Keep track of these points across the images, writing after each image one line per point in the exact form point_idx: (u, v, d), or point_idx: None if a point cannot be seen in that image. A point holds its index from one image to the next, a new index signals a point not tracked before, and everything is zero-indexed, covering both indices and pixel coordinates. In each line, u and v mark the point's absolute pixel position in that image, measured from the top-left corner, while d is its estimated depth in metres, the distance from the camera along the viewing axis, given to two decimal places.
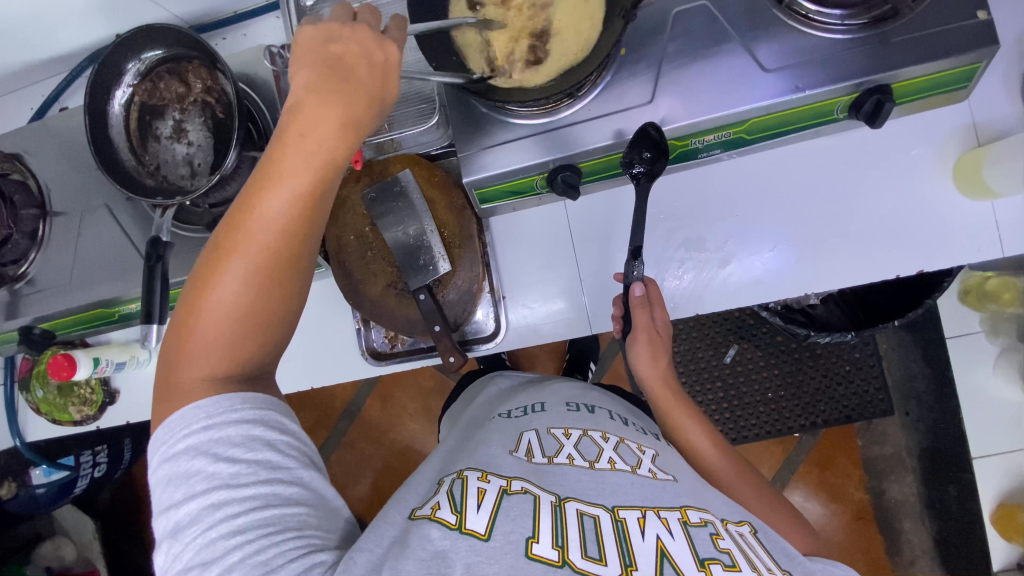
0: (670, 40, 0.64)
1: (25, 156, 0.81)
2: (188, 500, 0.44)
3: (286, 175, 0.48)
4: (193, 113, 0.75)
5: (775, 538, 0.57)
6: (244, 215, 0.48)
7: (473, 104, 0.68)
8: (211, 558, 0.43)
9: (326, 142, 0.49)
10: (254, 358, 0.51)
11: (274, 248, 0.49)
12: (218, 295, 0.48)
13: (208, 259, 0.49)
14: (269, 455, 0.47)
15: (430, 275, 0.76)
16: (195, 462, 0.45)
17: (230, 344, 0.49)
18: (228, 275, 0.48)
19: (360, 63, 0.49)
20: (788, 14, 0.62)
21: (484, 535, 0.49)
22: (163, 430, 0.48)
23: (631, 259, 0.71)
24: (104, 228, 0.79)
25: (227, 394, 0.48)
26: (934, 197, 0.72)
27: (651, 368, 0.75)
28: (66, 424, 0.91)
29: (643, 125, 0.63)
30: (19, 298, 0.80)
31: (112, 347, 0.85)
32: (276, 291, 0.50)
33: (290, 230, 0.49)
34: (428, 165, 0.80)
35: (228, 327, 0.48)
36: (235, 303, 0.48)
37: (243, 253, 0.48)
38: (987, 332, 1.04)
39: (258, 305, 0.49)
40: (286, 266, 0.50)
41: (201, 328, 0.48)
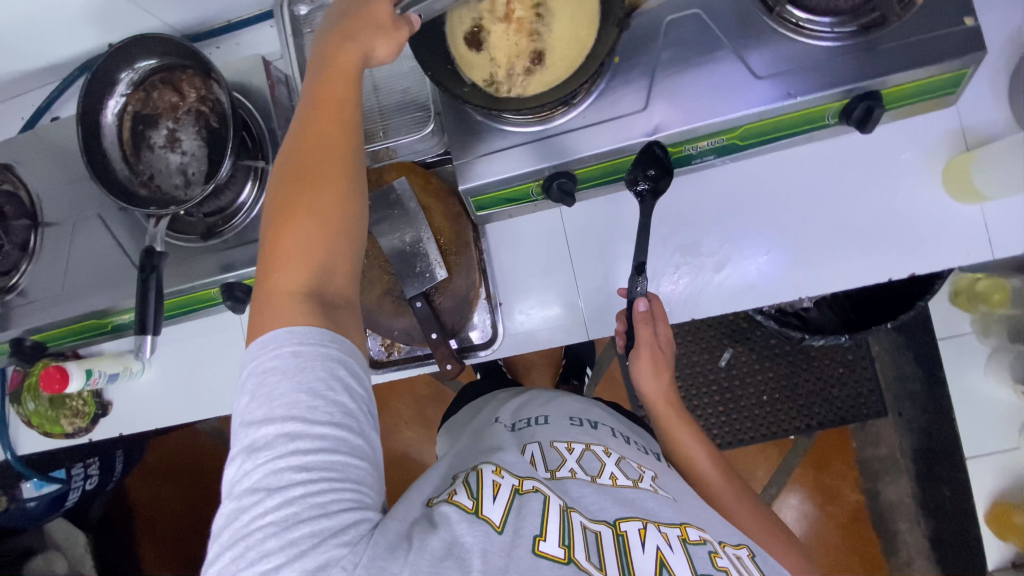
0: (662, 48, 0.65)
1: (16, 166, 0.80)
2: (267, 423, 0.45)
3: (321, 103, 0.55)
4: (187, 122, 0.74)
5: (772, 564, 0.57)
6: (295, 140, 0.54)
7: (469, 113, 0.69)
8: (278, 486, 0.44)
9: (345, 61, 0.56)
10: (334, 273, 0.52)
11: (331, 162, 0.53)
12: (293, 213, 0.51)
13: (276, 195, 0.53)
14: (347, 400, 0.47)
15: (426, 282, 0.76)
16: (282, 384, 0.46)
17: (311, 255, 0.51)
18: (296, 196, 0.52)
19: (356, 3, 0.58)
20: (778, 23, 0.63)
21: (498, 527, 0.49)
22: (252, 348, 0.49)
23: (636, 275, 0.72)
24: (96, 238, 0.78)
25: (316, 326, 0.48)
26: (925, 200, 0.73)
27: (653, 383, 0.77)
28: (58, 437, 0.90)
29: (648, 142, 0.65)
30: (11, 309, 0.79)
31: (105, 359, 0.85)
32: (342, 198, 0.53)
33: (335, 140, 0.54)
34: (423, 172, 0.80)
35: (301, 234, 0.51)
36: (310, 216, 0.51)
37: (302, 168, 0.53)
38: (977, 333, 1.05)
39: (330, 214, 0.52)
40: (339, 169, 0.53)
41: (284, 248, 0.51)
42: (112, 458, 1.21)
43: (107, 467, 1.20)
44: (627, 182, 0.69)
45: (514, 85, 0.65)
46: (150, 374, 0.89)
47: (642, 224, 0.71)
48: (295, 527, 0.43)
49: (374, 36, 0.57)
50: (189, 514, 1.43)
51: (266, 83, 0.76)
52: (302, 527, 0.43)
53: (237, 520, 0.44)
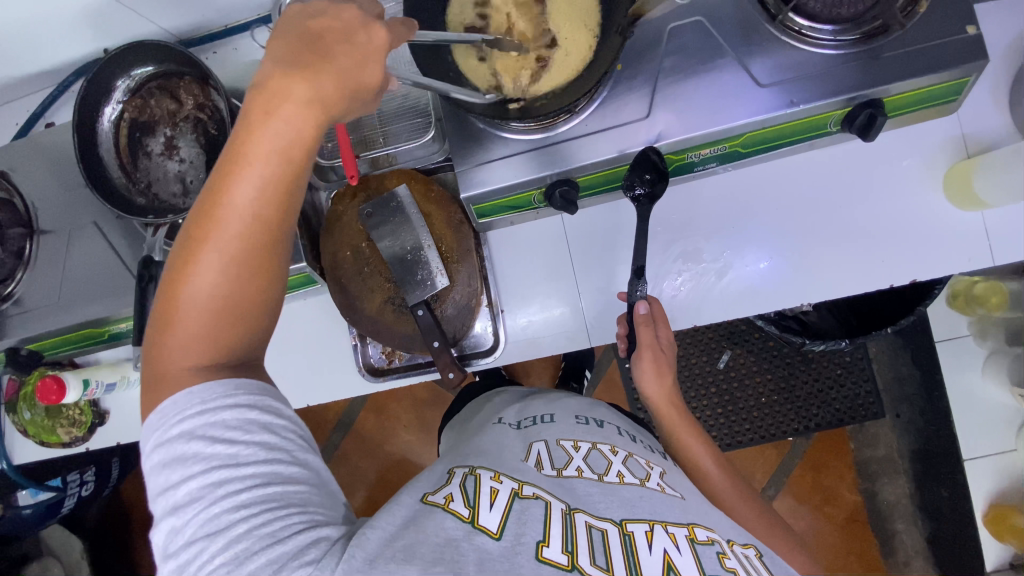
0: (665, 55, 0.65)
1: (10, 173, 0.79)
2: (186, 481, 0.44)
3: (261, 160, 0.45)
4: (185, 130, 0.73)
5: (780, 562, 0.57)
6: (216, 202, 0.46)
7: (470, 120, 0.68)
8: (218, 530, 0.43)
9: (295, 129, 0.45)
10: (241, 346, 0.50)
11: (251, 235, 0.47)
12: (195, 279, 0.46)
13: (183, 244, 0.47)
14: (267, 437, 0.47)
15: (427, 290, 0.76)
16: (192, 445, 0.45)
17: (215, 335, 0.48)
18: (206, 261, 0.46)
19: (336, 47, 0.45)
20: (781, 30, 0.63)
21: (496, 534, 0.49)
22: (155, 415, 0.47)
23: (636, 278, 0.73)
24: (92, 246, 0.77)
25: (221, 380, 0.47)
26: (927, 207, 0.73)
27: (656, 385, 0.76)
28: (55, 446, 0.88)
29: (644, 149, 0.65)
30: (6, 318, 0.78)
31: (103, 368, 0.85)
32: (255, 276, 0.48)
33: (263, 217, 0.47)
34: (425, 179, 0.80)
35: (207, 313, 0.47)
36: (214, 287, 0.47)
37: (219, 241, 0.46)
38: (975, 335, 1.06)
39: (238, 292, 0.48)
40: (263, 251, 0.48)
41: (182, 310, 0.47)
42: (108, 465, 1.21)
43: (104, 472, 1.19)
44: (623, 188, 0.70)
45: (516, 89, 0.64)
46: None
47: (639, 230, 0.72)
48: (250, 559, 0.42)
49: (343, 105, 0.46)
50: None
51: None
52: (257, 558, 0.42)
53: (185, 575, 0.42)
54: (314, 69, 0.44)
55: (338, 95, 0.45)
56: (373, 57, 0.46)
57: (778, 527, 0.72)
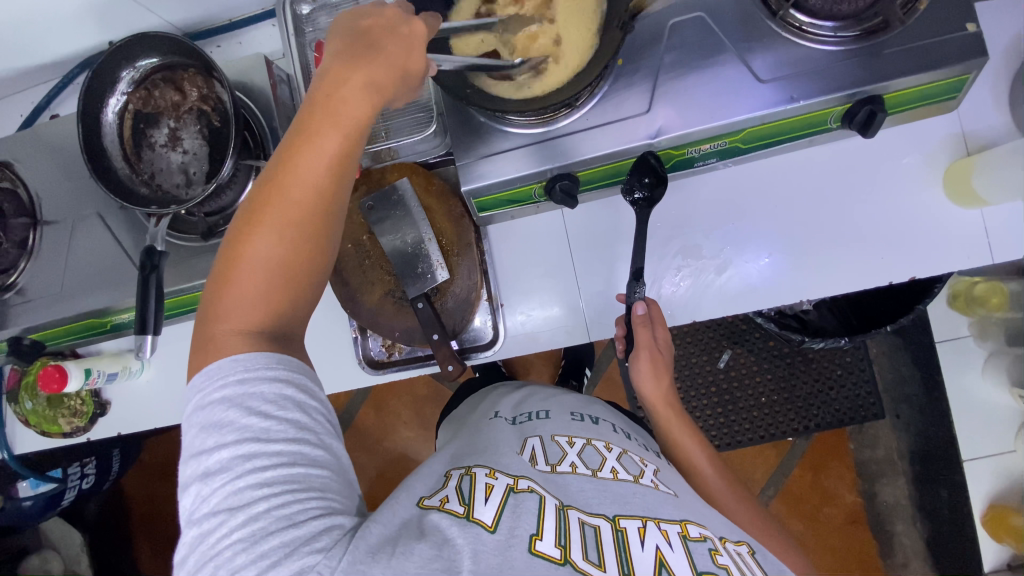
0: (665, 51, 0.65)
1: (15, 164, 0.79)
2: (219, 449, 0.45)
3: (320, 138, 0.50)
4: (189, 122, 0.74)
5: (772, 560, 0.57)
6: (278, 176, 0.50)
7: (472, 114, 0.68)
8: (239, 505, 0.44)
9: (350, 110, 0.50)
10: (288, 316, 0.52)
11: (307, 209, 0.50)
12: (253, 250, 0.49)
13: (241, 220, 0.50)
14: (298, 416, 0.48)
15: (427, 283, 0.76)
16: (229, 413, 0.46)
17: (267, 301, 0.50)
18: (264, 233, 0.49)
19: (387, 37, 0.50)
20: (782, 26, 0.64)
21: (490, 527, 0.49)
22: (197, 379, 0.48)
23: (635, 281, 0.74)
24: (95, 236, 0.78)
25: (266, 351, 0.48)
26: (925, 206, 0.74)
27: (654, 386, 0.77)
28: (55, 436, 0.88)
29: (643, 154, 0.67)
30: (8, 307, 0.79)
31: (105, 358, 0.84)
32: (309, 249, 0.51)
33: (319, 190, 0.50)
34: (426, 174, 0.80)
35: (261, 279, 0.49)
36: (270, 256, 0.49)
37: (276, 210, 0.49)
38: (975, 336, 1.07)
39: (293, 264, 0.50)
40: (316, 223, 0.51)
41: (239, 281, 0.49)
42: (108, 457, 1.21)
43: (103, 464, 1.20)
44: (623, 191, 0.72)
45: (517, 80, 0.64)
46: (149, 374, 0.88)
47: (639, 232, 0.74)
48: (264, 540, 0.43)
49: (395, 86, 0.51)
50: None
51: (269, 83, 0.76)
52: (271, 539, 0.43)
53: (202, 545, 0.44)
54: (368, 56, 0.50)
55: (390, 76, 0.50)
56: (417, 44, 0.51)
57: (773, 529, 0.72)
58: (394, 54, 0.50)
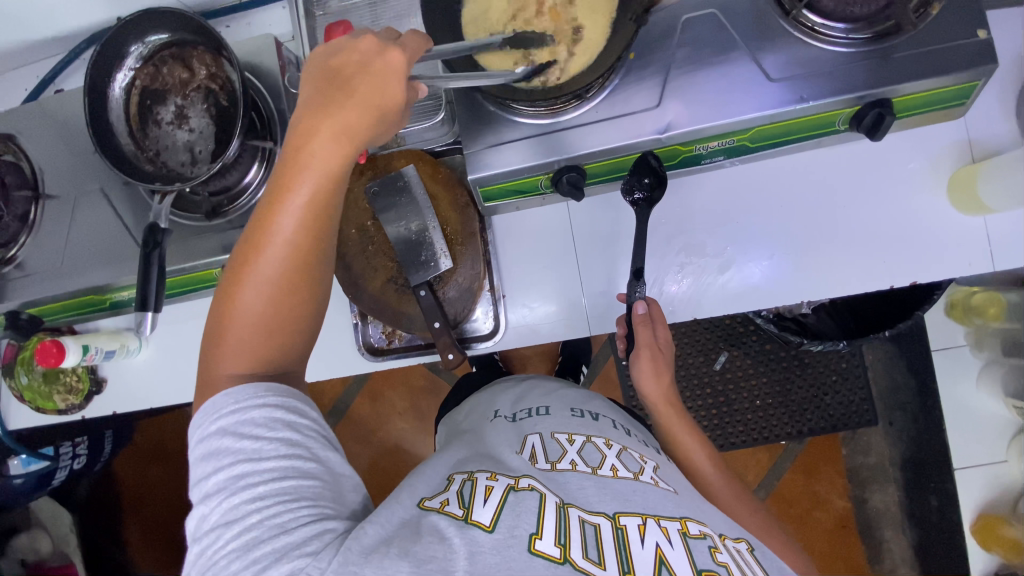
0: (677, 47, 0.65)
1: (18, 137, 0.79)
2: (214, 473, 0.46)
3: (297, 187, 0.49)
4: (196, 100, 0.73)
5: (771, 557, 0.57)
6: (260, 231, 0.50)
7: (480, 101, 0.68)
8: (234, 518, 0.44)
9: (326, 157, 0.49)
10: (283, 364, 0.52)
11: (291, 261, 0.50)
12: (242, 305, 0.50)
13: (229, 273, 0.51)
14: (289, 434, 0.48)
15: (430, 272, 0.76)
16: (222, 441, 0.46)
17: (258, 353, 0.50)
18: (250, 287, 0.50)
19: (359, 77, 0.48)
20: (793, 26, 0.64)
21: (489, 527, 0.49)
22: (196, 417, 0.49)
23: (634, 280, 0.74)
24: (98, 212, 0.77)
25: (254, 381, 0.48)
26: (931, 212, 0.74)
27: (654, 385, 0.77)
28: (49, 413, 0.87)
29: (643, 154, 0.68)
30: (8, 280, 0.78)
31: (103, 335, 0.82)
32: (296, 300, 0.51)
33: (302, 241, 0.50)
34: (432, 161, 0.80)
35: (252, 334, 0.50)
36: (258, 311, 0.50)
37: (261, 266, 0.50)
38: (971, 346, 1.09)
39: (282, 315, 0.51)
40: (303, 272, 0.51)
41: (229, 334, 0.50)
42: (101, 438, 1.21)
43: (96, 445, 1.20)
44: (623, 191, 0.72)
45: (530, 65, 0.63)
46: (146, 353, 0.87)
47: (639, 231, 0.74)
48: (257, 547, 0.43)
49: (373, 127, 0.49)
50: (179, 496, 1.44)
51: (279, 64, 0.75)
52: (263, 545, 0.43)
53: (202, 559, 0.44)
54: (342, 100, 0.48)
55: (364, 118, 0.48)
56: (393, 76, 0.48)
57: (772, 527, 0.73)
58: (369, 94, 0.48)
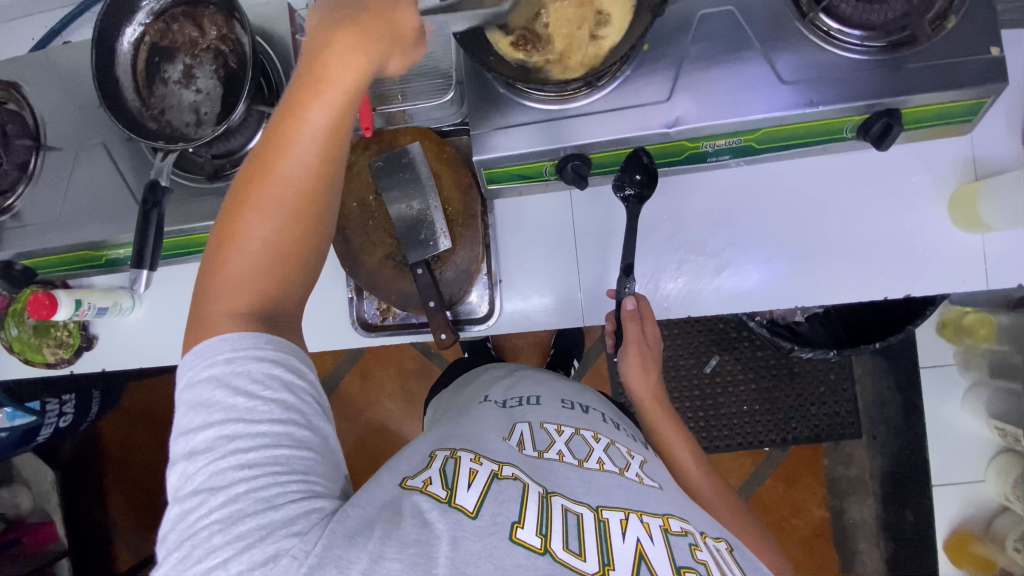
0: (692, 42, 0.65)
1: (23, 86, 0.78)
2: (205, 428, 0.46)
3: (310, 110, 0.49)
4: (205, 61, 0.73)
5: (749, 558, 0.58)
6: (270, 155, 0.49)
7: (490, 81, 0.68)
8: (220, 486, 0.44)
9: (342, 79, 0.49)
10: (280, 297, 0.52)
11: (300, 188, 0.50)
12: (246, 229, 0.50)
13: (234, 199, 0.51)
14: (285, 398, 0.48)
15: (429, 251, 0.76)
16: (216, 393, 0.46)
17: (259, 282, 0.50)
18: (255, 212, 0.50)
19: (373, 2, 0.49)
20: (810, 29, 0.64)
21: (472, 512, 0.49)
22: (188, 355, 0.49)
23: (624, 276, 0.75)
24: (99, 167, 0.77)
25: (251, 331, 0.48)
26: (931, 227, 0.74)
27: (642, 381, 0.78)
28: (38, 365, 0.87)
29: (635, 150, 0.69)
30: (4, 230, 0.78)
31: (96, 292, 0.81)
32: (301, 230, 0.51)
33: (312, 168, 0.50)
34: (439, 140, 0.79)
35: (256, 260, 0.50)
36: (263, 237, 0.50)
37: (270, 191, 0.50)
38: (959, 366, 1.11)
39: (285, 243, 0.51)
40: (310, 201, 0.51)
41: (231, 257, 0.50)
42: (88, 397, 1.21)
43: (82, 405, 1.20)
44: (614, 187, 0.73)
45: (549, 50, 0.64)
46: (138, 313, 0.87)
47: (628, 228, 0.75)
48: (241, 521, 0.43)
49: (386, 52, 0.49)
50: (163, 462, 1.44)
51: (291, 32, 0.74)
52: (248, 521, 0.44)
53: (182, 523, 0.44)
54: (357, 21, 0.48)
55: (379, 38, 0.48)
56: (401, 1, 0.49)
57: (753, 528, 0.73)
58: (386, 19, 0.49)
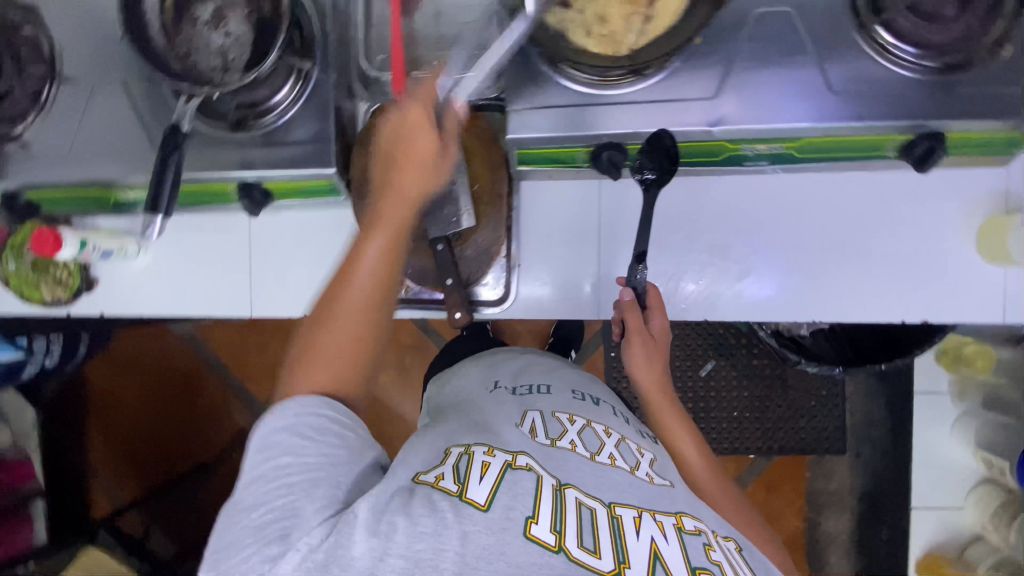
0: (745, 40, 0.64)
1: (41, 10, 0.74)
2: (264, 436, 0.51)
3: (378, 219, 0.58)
4: (238, 6, 0.70)
5: (759, 559, 0.59)
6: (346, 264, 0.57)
7: (532, 56, 0.66)
8: (260, 492, 0.48)
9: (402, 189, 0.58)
10: (349, 384, 0.55)
11: (370, 287, 0.56)
12: (320, 343, 0.54)
13: (315, 311, 0.57)
14: (329, 421, 0.52)
15: (451, 227, 0.74)
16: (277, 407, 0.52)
17: (333, 372, 0.54)
18: (334, 315, 0.55)
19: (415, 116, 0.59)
20: (866, 40, 0.63)
21: (484, 506, 0.49)
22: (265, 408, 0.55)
23: (635, 263, 0.73)
24: (116, 104, 0.74)
25: (311, 398, 0.52)
26: (958, 257, 0.73)
27: (647, 371, 0.76)
28: (34, 303, 0.84)
29: (657, 130, 0.64)
30: (9, 159, 0.75)
31: (104, 232, 0.78)
32: (369, 323, 0.56)
33: (380, 269, 0.56)
34: (473, 113, 0.78)
35: (329, 352, 0.54)
36: (339, 334, 0.55)
37: (344, 296, 0.55)
38: (953, 394, 1.11)
39: (355, 336, 0.55)
40: (378, 296, 0.56)
41: (310, 354, 0.54)
42: (77, 338, 1.18)
43: (70, 347, 1.17)
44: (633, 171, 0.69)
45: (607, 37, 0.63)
46: (145, 261, 0.84)
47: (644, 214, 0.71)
48: (267, 521, 0.47)
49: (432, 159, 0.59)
50: (148, 413, 1.42)
51: None
52: (273, 521, 0.47)
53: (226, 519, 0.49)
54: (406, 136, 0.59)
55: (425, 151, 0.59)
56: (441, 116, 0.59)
57: (758, 523, 0.72)
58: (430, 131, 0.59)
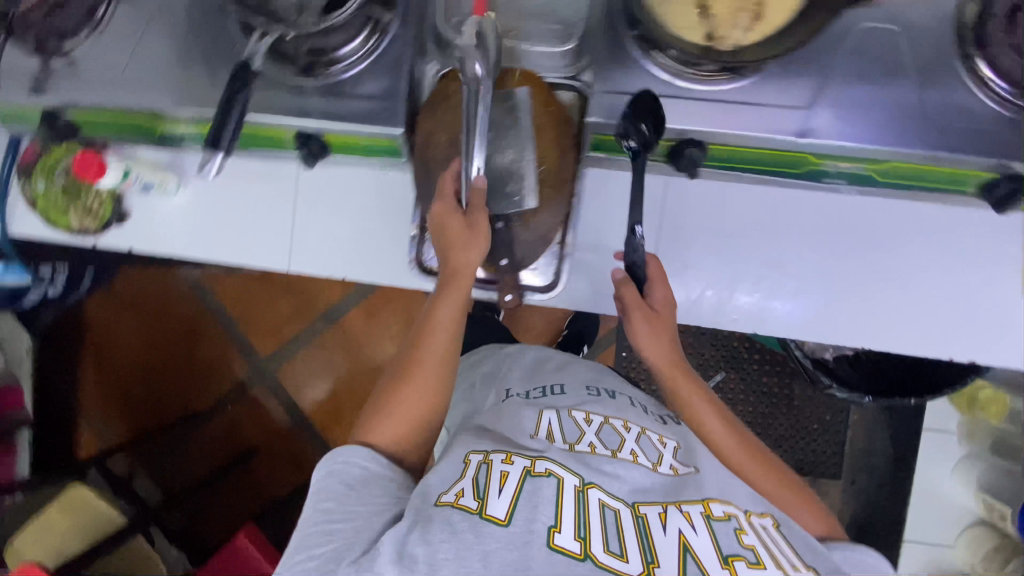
0: (844, 55, 0.62)
1: None
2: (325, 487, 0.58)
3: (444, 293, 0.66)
4: None
5: (800, 533, 0.57)
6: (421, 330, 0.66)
7: (624, 40, 0.65)
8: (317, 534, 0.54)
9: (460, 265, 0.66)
10: (416, 439, 0.64)
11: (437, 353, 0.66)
12: (400, 396, 0.64)
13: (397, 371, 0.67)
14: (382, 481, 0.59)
15: (513, 207, 0.70)
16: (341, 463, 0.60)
17: (404, 426, 0.64)
18: (409, 380, 0.65)
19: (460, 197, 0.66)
20: (966, 69, 0.61)
21: (504, 521, 0.50)
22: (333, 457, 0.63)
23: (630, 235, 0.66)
24: (176, 31, 0.70)
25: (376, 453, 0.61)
26: (1009, 302, 0.73)
27: (657, 347, 0.69)
28: (60, 230, 0.81)
29: (640, 92, 0.63)
30: (50, 74, 0.70)
31: (147, 165, 0.78)
32: (434, 384, 0.65)
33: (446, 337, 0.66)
34: (548, 92, 0.71)
35: (402, 411, 0.64)
36: (411, 395, 0.64)
37: (419, 360, 0.65)
38: (963, 435, 1.12)
39: (424, 398, 0.64)
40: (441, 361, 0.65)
41: (387, 410, 0.64)
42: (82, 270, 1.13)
43: (74, 279, 1.12)
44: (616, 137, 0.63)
45: (706, 25, 0.59)
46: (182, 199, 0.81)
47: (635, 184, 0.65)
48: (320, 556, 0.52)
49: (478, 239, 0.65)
50: (147, 355, 1.39)
51: None
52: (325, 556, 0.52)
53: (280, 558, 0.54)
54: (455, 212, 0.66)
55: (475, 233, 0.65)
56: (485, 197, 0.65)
57: (798, 485, 0.67)
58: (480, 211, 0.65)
